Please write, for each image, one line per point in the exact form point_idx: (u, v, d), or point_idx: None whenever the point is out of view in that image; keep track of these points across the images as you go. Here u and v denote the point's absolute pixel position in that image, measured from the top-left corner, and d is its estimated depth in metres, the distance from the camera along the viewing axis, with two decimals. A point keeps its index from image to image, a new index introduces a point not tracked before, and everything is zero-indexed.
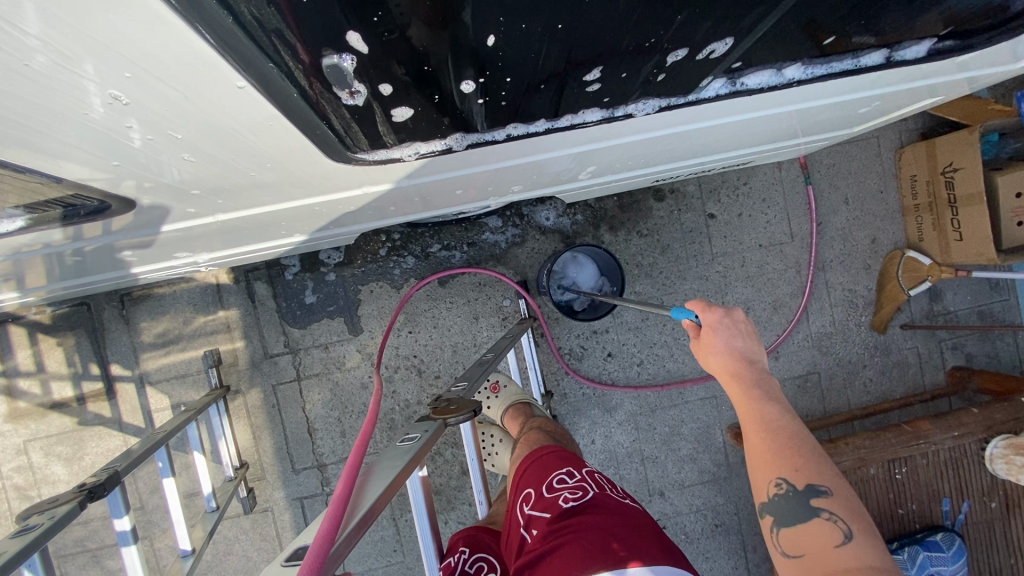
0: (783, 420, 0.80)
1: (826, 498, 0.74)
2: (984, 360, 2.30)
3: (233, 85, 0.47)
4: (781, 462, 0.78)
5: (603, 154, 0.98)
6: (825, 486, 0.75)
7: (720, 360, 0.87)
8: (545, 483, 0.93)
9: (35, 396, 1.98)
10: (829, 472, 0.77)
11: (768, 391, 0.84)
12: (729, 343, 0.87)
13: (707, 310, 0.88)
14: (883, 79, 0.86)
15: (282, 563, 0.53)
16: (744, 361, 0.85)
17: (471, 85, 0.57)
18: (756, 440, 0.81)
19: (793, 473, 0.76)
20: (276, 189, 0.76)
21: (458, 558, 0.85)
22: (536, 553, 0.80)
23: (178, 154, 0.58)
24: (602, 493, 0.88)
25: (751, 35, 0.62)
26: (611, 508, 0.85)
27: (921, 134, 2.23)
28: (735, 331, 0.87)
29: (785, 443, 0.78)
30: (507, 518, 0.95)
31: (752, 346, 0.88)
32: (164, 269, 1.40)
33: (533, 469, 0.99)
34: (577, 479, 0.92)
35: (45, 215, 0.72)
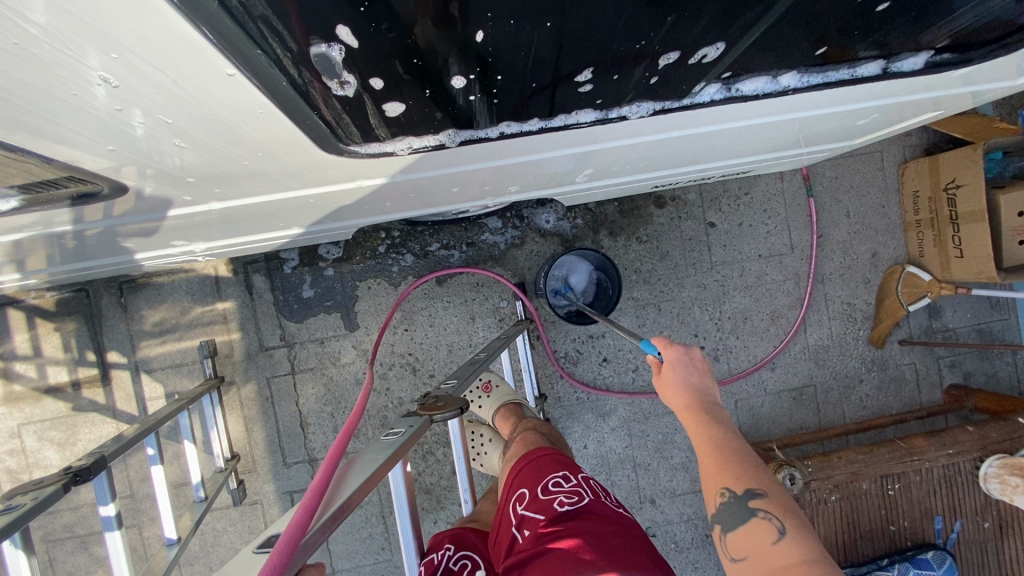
0: (726, 435, 0.80)
1: (761, 497, 0.73)
2: (981, 379, 2.29)
3: (223, 73, 0.47)
4: (724, 472, 0.76)
5: (600, 156, 0.98)
6: (762, 489, 0.74)
7: (676, 389, 0.89)
8: (540, 484, 0.91)
9: (30, 379, 1.99)
10: (762, 473, 0.76)
11: (717, 412, 0.85)
12: (687, 377, 0.90)
13: (667, 346, 0.92)
14: (881, 91, 0.86)
15: (255, 551, 0.52)
16: (698, 389, 0.88)
17: (462, 82, 0.57)
18: (703, 452, 0.80)
19: (733, 482, 0.75)
20: (270, 179, 0.75)
21: (442, 555, 0.85)
22: (525, 555, 0.79)
23: (170, 140, 0.58)
24: (597, 500, 0.87)
25: (745, 40, 0.62)
26: (605, 517, 0.83)
27: (924, 150, 2.23)
28: (692, 366, 0.91)
29: (728, 455, 0.78)
30: (497, 516, 0.94)
31: (708, 380, 0.90)
32: (162, 257, 1.40)
33: (528, 469, 0.97)
34: (573, 483, 0.90)
35: (39, 197, 0.72)
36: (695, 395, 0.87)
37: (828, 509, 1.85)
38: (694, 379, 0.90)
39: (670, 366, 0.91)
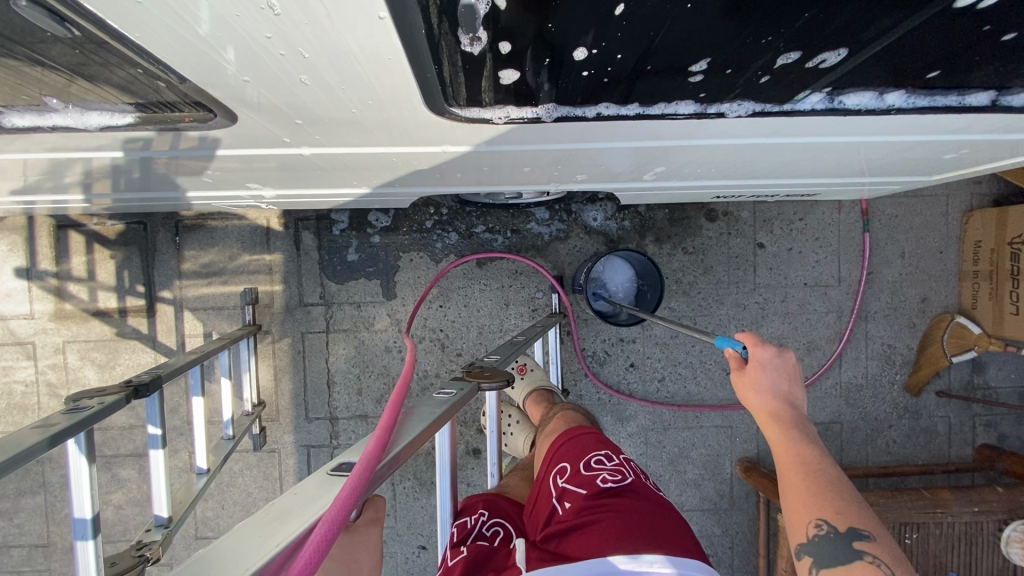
0: (824, 469, 0.81)
1: (868, 541, 0.72)
2: (1016, 443, 2.21)
3: (375, 15, 0.49)
4: (823, 503, 0.77)
5: (676, 154, 0.98)
6: (867, 529, 0.73)
7: (763, 401, 0.89)
8: (583, 460, 0.94)
9: (81, 300, 2.07)
10: (871, 520, 0.75)
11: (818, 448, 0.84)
12: (774, 382, 0.89)
13: (758, 345, 0.91)
14: (982, 124, 0.84)
15: (329, 472, 0.53)
16: (785, 404, 0.89)
17: (583, 54, 0.58)
18: (796, 478, 0.81)
19: (833, 516, 0.75)
20: (364, 130, 0.77)
21: (476, 520, 0.87)
22: (566, 525, 0.81)
23: (296, 74, 0.60)
24: (639, 480, 0.89)
25: (868, 50, 0.62)
26: (646, 496, 0.85)
27: (993, 200, 2.16)
28: (782, 372, 0.91)
29: (823, 484, 0.78)
30: (535, 489, 0.98)
31: (795, 390, 0.91)
32: (227, 198, 1.45)
33: (570, 445, 1.00)
34: (614, 463, 0.93)
35: (154, 116, 0.75)
36: (782, 410, 0.88)
37: None
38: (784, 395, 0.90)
39: (757, 368, 0.89)
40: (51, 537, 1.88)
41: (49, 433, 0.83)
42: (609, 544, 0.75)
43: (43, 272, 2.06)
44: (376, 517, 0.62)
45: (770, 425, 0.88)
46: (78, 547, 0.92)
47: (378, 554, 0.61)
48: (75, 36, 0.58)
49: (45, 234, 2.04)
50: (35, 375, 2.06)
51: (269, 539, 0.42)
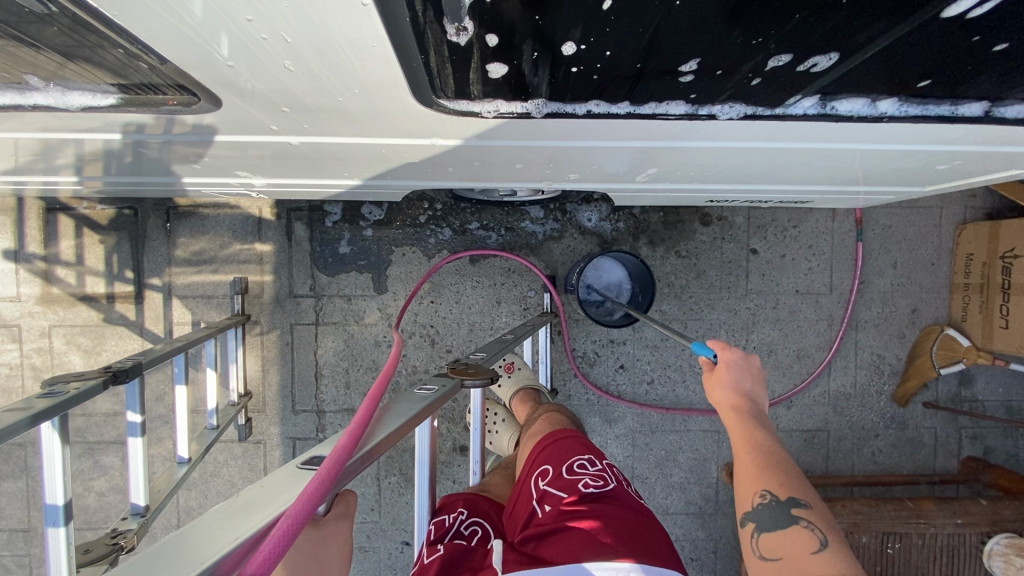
0: (772, 444, 0.82)
1: (806, 508, 0.74)
2: (1001, 456, 2.22)
3: (357, 2, 0.48)
4: (768, 476, 0.78)
5: (669, 156, 0.97)
6: (805, 499, 0.75)
7: (725, 393, 0.91)
8: (565, 464, 0.94)
9: (68, 284, 2.05)
10: (809, 490, 0.77)
11: (764, 421, 0.86)
12: (739, 378, 0.92)
13: (724, 348, 0.95)
14: (975, 135, 0.84)
15: (298, 465, 0.52)
16: (746, 394, 0.90)
17: (572, 49, 0.57)
18: (745, 453, 0.82)
19: (776, 487, 0.77)
20: (351, 119, 0.76)
21: (454, 518, 0.86)
22: (544, 528, 0.80)
23: (279, 60, 0.59)
24: (620, 487, 0.88)
25: (861, 55, 0.61)
26: (627, 504, 0.85)
27: (986, 214, 2.16)
28: (746, 372, 0.93)
29: (770, 460, 0.80)
30: (516, 489, 0.97)
31: (758, 391, 0.92)
32: (217, 186, 1.43)
33: (553, 447, 1.00)
34: (597, 468, 0.92)
35: (137, 99, 0.74)
36: (742, 398, 0.90)
37: None
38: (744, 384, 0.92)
39: (725, 366, 0.92)
40: (31, 522, 1.87)
41: (22, 416, 0.82)
42: (587, 549, 0.74)
43: (31, 255, 2.04)
44: (346, 511, 0.61)
45: (727, 409, 0.90)
46: (50, 533, 0.91)
47: (348, 547, 0.60)
48: (53, 13, 0.57)
49: (33, 216, 2.02)
50: (19, 359, 2.04)
51: (229, 532, 0.41)
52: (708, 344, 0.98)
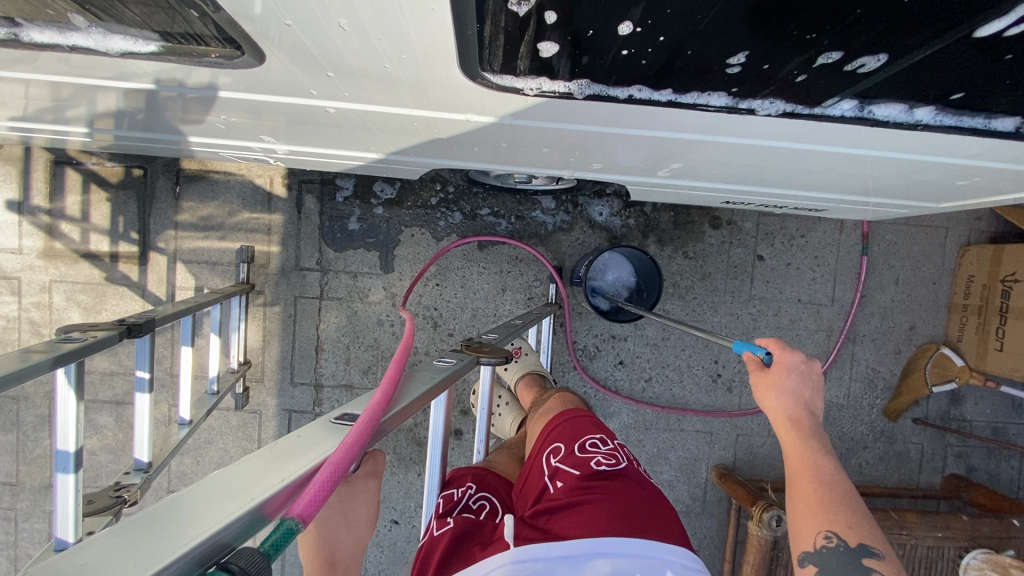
0: (838, 480, 0.81)
1: (877, 558, 0.74)
2: (984, 476, 2.26)
3: None
4: (834, 515, 0.78)
5: (696, 150, 0.98)
6: (875, 546, 0.75)
7: (779, 401, 0.91)
8: (578, 442, 0.95)
9: (72, 240, 2.03)
10: (876, 534, 0.77)
11: (825, 447, 0.86)
12: (796, 388, 0.91)
13: (786, 350, 0.92)
14: (1000, 151, 0.84)
15: (332, 420, 0.53)
16: (806, 413, 0.89)
17: (629, 29, 0.57)
18: (807, 486, 0.81)
19: (845, 530, 0.76)
20: (392, 88, 0.76)
21: (463, 492, 0.87)
22: (557, 503, 0.81)
23: (335, 17, 0.58)
24: (632, 467, 0.90)
25: (906, 61, 0.61)
26: (638, 483, 0.86)
27: (990, 238, 2.19)
28: (805, 381, 0.91)
29: (837, 497, 0.79)
30: (526, 466, 0.99)
31: (814, 400, 0.92)
32: (236, 149, 1.42)
33: (565, 427, 1.02)
34: (609, 447, 0.94)
35: (178, 49, 0.73)
36: (803, 418, 0.89)
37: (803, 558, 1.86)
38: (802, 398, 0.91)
39: (784, 373, 0.91)
40: (21, 476, 1.86)
41: (38, 360, 0.81)
42: (600, 522, 0.75)
43: (35, 208, 2.01)
44: (374, 470, 0.62)
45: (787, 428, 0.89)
46: (58, 480, 0.92)
47: (372, 506, 0.62)
48: None
49: (41, 169, 1.99)
50: (17, 313, 2.02)
51: (273, 475, 0.42)
52: (758, 341, 0.97)
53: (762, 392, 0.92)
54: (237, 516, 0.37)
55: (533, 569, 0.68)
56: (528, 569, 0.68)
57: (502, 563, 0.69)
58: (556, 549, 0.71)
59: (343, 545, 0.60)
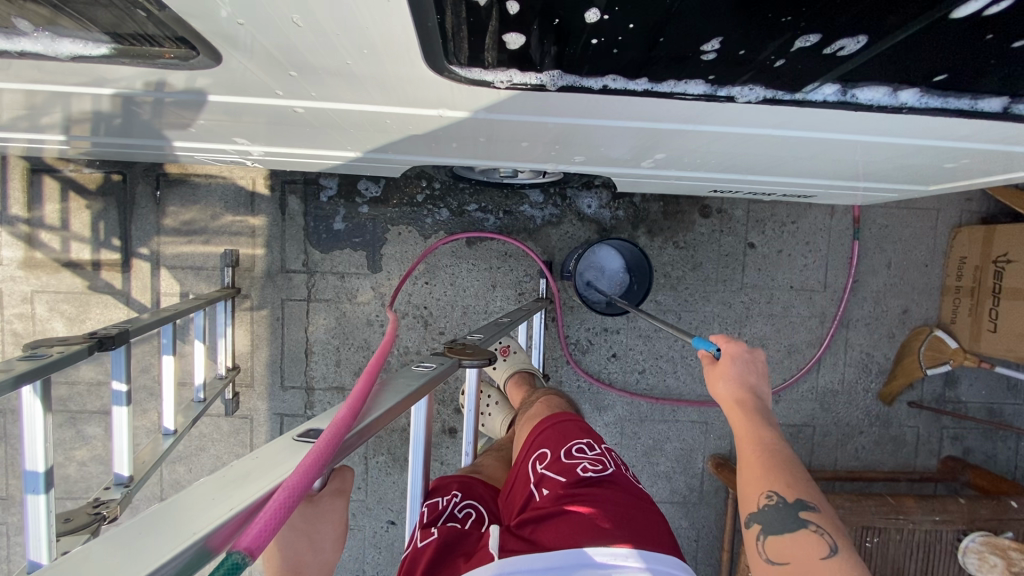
0: (778, 445, 0.83)
1: (814, 512, 0.75)
2: (980, 457, 2.27)
3: None
4: (775, 477, 0.79)
5: (678, 140, 0.95)
6: (812, 501, 0.76)
7: (729, 387, 0.91)
8: (564, 448, 0.94)
9: (53, 250, 1.99)
10: (815, 492, 0.78)
11: (768, 418, 0.87)
12: (742, 371, 0.91)
13: (728, 341, 0.94)
14: (988, 132, 0.82)
15: (294, 438, 0.50)
16: (750, 389, 0.90)
17: (596, 16, 0.55)
18: (752, 455, 0.83)
19: (785, 489, 0.78)
20: (358, 85, 0.73)
21: (448, 501, 0.86)
22: (542, 511, 0.79)
23: (287, 12, 0.55)
24: (619, 472, 0.88)
25: (887, 42, 0.59)
26: (625, 489, 0.85)
27: (982, 218, 2.17)
28: (751, 365, 0.92)
29: (778, 460, 0.81)
30: (512, 472, 0.98)
31: (761, 383, 0.92)
32: (212, 152, 1.38)
33: (551, 431, 1.00)
34: (596, 453, 0.93)
35: (131, 50, 0.70)
36: (749, 396, 0.89)
37: None
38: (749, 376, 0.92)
39: (729, 358, 0.91)
40: (9, 490, 1.83)
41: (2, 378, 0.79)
42: (586, 531, 0.74)
43: (14, 218, 1.97)
44: (342, 488, 0.60)
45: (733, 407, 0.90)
46: (28, 500, 0.90)
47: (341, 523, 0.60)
48: None
49: (17, 177, 1.95)
50: None
51: (224, 503, 0.39)
52: (710, 338, 0.97)
53: (709, 375, 0.93)
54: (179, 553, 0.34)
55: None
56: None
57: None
58: (540, 560, 0.69)
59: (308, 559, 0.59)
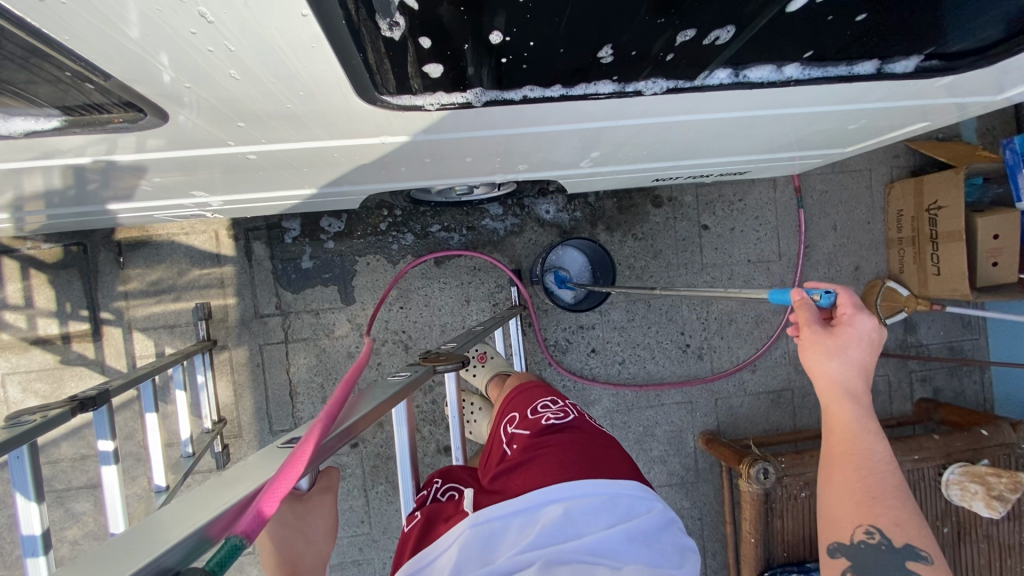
0: (887, 472, 0.85)
1: (923, 563, 0.81)
2: (949, 394, 2.39)
3: (297, 13, 0.52)
4: (883, 516, 0.83)
5: (607, 137, 1.03)
6: (925, 552, 0.82)
7: (835, 379, 0.89)
8: (531, 407, 1.03)
9: (19, 329, 1.97)
10: (926, 537, 0.83)
11: (868, 420, 0.89)
12: (850, 365, 0.89)
13: (847, 327, 0.88)
14: (874, 92, 0.92)
15: (279, 445, 0.55)
16: (853, 382, 0.89)
17: (499, 37, 0.62)
18: (852, 477, 0.86)
19: (891, 531, 0.82)
20: (299, 124, 0.79)
21: (432, 488, 0.91)
22: (513, 465, 0.86)
23: (225, 70, 0.61)
24: (581, 418, 0.97)
25: (753, 29, 0.67)
26: (587, 431, 0.93)
27: (911, 171, 2.33)
28: (860, 365, 0.89)
29: (887, 495, 0.83)
30: (487, 449, 1.04)
31: (865, 370, 0.90)
32: (171, 208, 1.41)
33: (521, 397, 1.10)
34: (559, 406, 1.01)
35: (81, 120, 0.75)
36: (851, 390, 0.90)
37: (798, 505, 1.92)
38: (859, 363, 0.89)
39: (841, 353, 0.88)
40: None
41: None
42: (551, 471, 0.81)
43: None
44: (330, 485, 0.68)
45: (838, 400, 0.90)
46: (28, 565, 0.92)
47: (334, 518, 0.67)
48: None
49: None
50: None
51: (216, 500, 0.44)
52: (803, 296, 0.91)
53: (813, 354, 0.89)
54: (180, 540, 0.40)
55: (489, 529, 0.73)
56: (485, 529, 0.73)
57: (462, 529, 0.72)
58: (511, 504, 0.76)
59: (304, 558, 0.63)
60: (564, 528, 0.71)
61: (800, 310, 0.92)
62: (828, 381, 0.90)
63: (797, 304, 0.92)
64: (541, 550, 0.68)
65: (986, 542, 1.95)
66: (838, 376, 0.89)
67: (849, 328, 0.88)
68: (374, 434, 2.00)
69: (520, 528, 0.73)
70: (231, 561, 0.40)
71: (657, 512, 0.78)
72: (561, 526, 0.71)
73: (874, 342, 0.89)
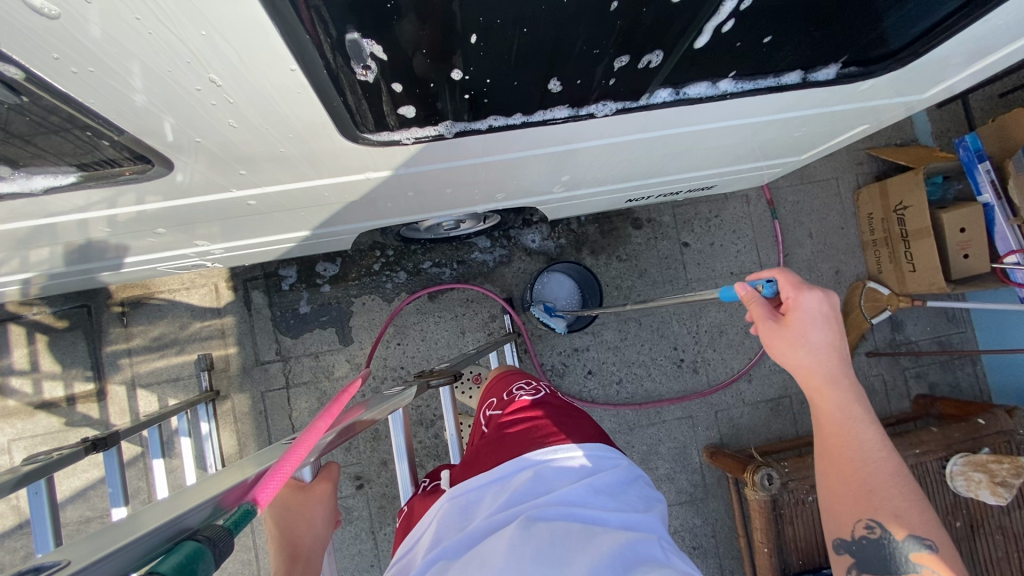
0: (878, 458, 0.85)
1: (927, 554, 0.81)
2: (946, 388, 2.41)
3: (286, 68, 0.62)
4: (878, 507, 0.83)
5: (574, 159, 1.13)
6: (927, 540, 0.81)
7: (807, 365, 0.90)
8: (507, 390, 1.13)
9: (25, 394, 2.00)
10: (931, 525, 0.83)
11: (850, 403, 0.89)
12: (820, 347, 0.90)
13: (796, 308, 0.90)
14: (804, 100, 1.02)
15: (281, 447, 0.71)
16: (824, 364, 0.90)
17: (459, 74, 0.72)
18: (842, 466, 0.87)
19: (890, 523, 0.83)
20: (289, 165, 0.87)
21: (427, 483, 1.01)
22: (489, 441, 0.95)
23: (224, 119, 0.70)
24: (551, 395, 1.07)
25: (678, 51, 0.78)
26: (556, 405, 1.03)
27: (876, 177, 2.44)
28: (829, 345, 0.90)
29: (876, 484, 0.84)
30: (471, 433, 1.14)
31: (836, 349, 0.91)
32: (175, 260, 1.49)
33: (499, 384, 1.20)
34: (532, 387, 1.11)
35: (95, 174, 0.83)
36: (824, 374, 0.90)
37: (806, 510, 1.92)
38: (825, 344, 0.90)
39: (801, 337, 0.90)
40: None
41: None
42: (524, 442, 0.89)
43: None
44: (330, 477, 0.88)
45: (818, 388, 0.91)
46: None
47: (332, 503, 0.85)
48: (25, 103, 0.67)
49: None
50: None
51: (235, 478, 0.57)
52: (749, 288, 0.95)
53: (777, 349, 0.91)
54: (205, 503, 0.52)
55: (466, 500, 0.80)
56: (462, 501, 0.80)
57: (441, 502, 0.82)
58: (485, 477, 0.83)
59: (304, 538, 0.81)
60: (534, 487, 0.77)
61: (750, 305, 0.95)
62: (801, 370, 0.91)
63: (746, 300, 0.95)
64: (512, 508, 0.74)
65: (1000, 532, 1.94)
66: (808, 363, 0.90)
67: (798, 312, 0.90)
68: (379, 474, 2.00)
69: (495, 493, 0.79)
70: (244, 523, 0.52)
71: (622, 469, 0.84)
72: (530, 486, 0.77)
73: (825, 316, 0.90)
